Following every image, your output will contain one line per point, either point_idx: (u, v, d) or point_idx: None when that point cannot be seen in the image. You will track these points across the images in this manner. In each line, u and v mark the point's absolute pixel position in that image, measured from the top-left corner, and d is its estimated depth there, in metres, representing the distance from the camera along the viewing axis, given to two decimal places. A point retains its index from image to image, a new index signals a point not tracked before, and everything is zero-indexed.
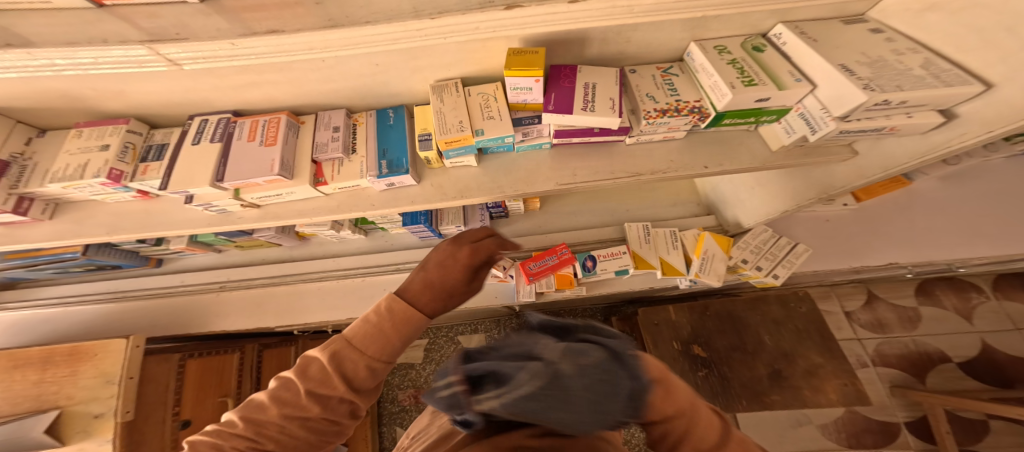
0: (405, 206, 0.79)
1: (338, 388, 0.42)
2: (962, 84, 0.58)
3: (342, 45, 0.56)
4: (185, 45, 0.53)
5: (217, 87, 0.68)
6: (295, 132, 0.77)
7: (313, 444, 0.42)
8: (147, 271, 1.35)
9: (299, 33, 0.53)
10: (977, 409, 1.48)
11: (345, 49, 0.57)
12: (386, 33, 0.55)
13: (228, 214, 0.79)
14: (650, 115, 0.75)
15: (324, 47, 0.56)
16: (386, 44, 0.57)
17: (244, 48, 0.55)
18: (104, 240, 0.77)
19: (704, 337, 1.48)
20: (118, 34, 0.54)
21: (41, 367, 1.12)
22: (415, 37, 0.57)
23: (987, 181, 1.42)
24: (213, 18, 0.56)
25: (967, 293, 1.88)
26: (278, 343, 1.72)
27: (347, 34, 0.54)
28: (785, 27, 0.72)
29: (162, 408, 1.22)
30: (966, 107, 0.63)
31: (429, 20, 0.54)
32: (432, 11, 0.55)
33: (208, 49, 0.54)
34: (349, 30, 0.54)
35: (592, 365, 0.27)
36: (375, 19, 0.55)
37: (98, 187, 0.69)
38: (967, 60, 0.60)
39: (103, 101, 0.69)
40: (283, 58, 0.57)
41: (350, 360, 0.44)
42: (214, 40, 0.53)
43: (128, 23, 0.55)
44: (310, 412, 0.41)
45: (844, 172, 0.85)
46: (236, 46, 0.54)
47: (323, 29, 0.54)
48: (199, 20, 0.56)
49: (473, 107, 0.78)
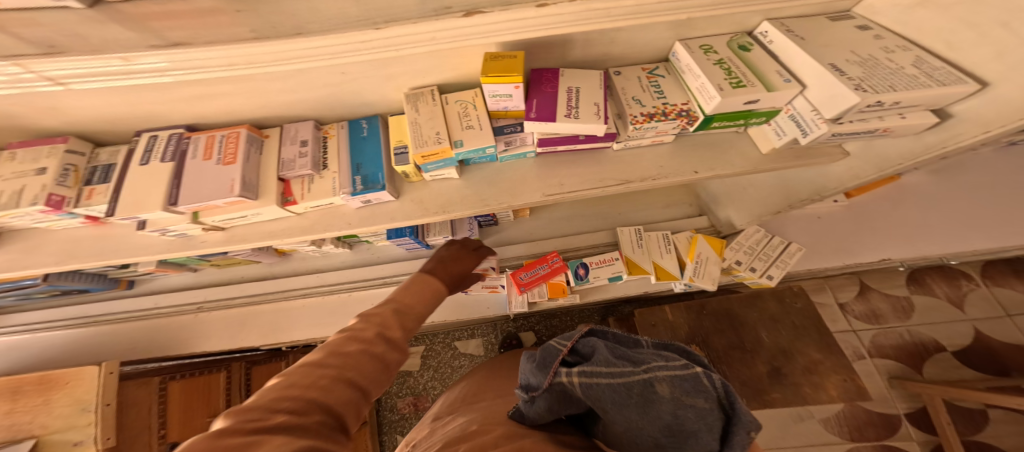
0: (384, 223, 0.75)
1: (400, 329, 0.49)
2: (956, 82, 0.55)
3: (271, 61, 0.50)
4: (65, 61, 0.47)
5: (160, 101, 0.63)
6: (257, 147, 0.71)
7: (378, 381, 0.43)
8: (118, 293, 1.28)
9: (215, 46, 0.47)
10: (976, 400, 1.47)
11: (276, 64, 0.51)
12: (327, 46, 0.50)
13: (190, 238, 0.74)
14: (637, 120, 0.71)
15: (248, 63, 0.50)
16: (327, 58, 0.51)
17: (142, 64, 0.48)
18: (55, 270, 0.72)
19: (703, 336, 1.41)
20: (3, 48, 0.47)
21: (11, 398, 1.03)
22: (362, 51, 0.52)
23: (977, 170, 1.40)
24: (109, 26, 0.49)
25: (957, 281, 1.88)
26: (266, 359, 1.60)
27: (271, 48, 0.49)
28: (771, 24, 0.68)
29: (147, 432, 1.12)
30: (961, 106, 0.59)
31: (373, 31, 0.49)
32: (378, 20, 0.50)
33: (96, 65, 0.48)
34: (275, 43, 0.48)
35: (684, 404, 0.38)
36: (310, 29, 0.49)
37: (38, 214, 0.64)
38: (959, 58, 0.57)
39: (35, 119, 0.64)
40: (198, 75, 0.50)
41: (403, 311, 0.53)
42: (98, 56, 0.47)
43: (9, 34, 0.48)
44: (379, 346, 0.45)
45: (837, 173, 0.83)
46: (131, 62, 0.48)
47: (244, 41, 0.48)
48: (97, 30, 0.49)
49: (451, 116, 0.74)
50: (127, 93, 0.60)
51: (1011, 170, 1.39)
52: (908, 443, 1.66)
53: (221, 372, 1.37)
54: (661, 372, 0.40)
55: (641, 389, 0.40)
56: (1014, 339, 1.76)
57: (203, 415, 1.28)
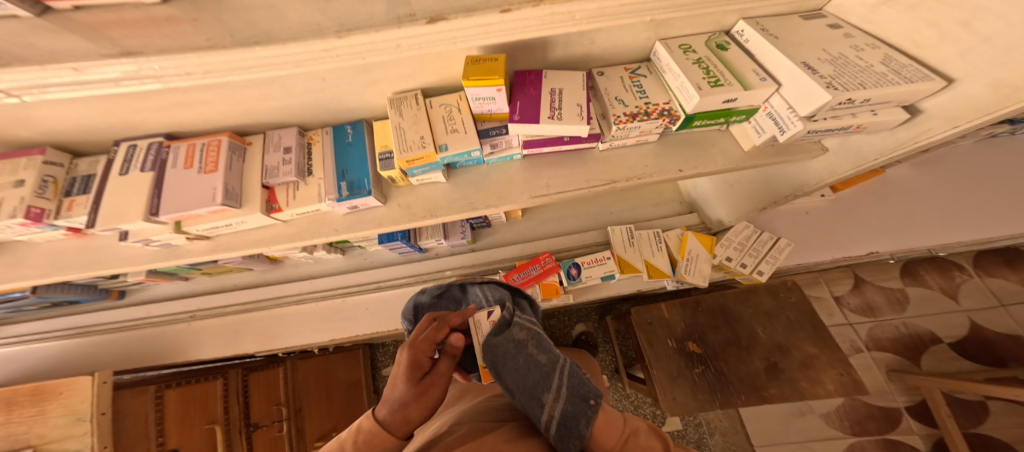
0: (371, 229, 0.74)
1: None
2: (923, 79, 0.57)
3: (227, 70, 0.50)
4: (12, 73, 0.46)
5: (137, 109, 0.63)
6: (239, 155, 0.71)
7: None
8: (109, 304, 1.28)
9: (170, 56, 0.47)
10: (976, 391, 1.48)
11: (232, 73, 0.51)
12: (287, 55, 0.50)
13: (174, 248, 0.74)
14: (620, 119, 0.71)
15: (206, 72, 0.50)
16: (290, 67, 0.51)
17: (95, 74, 0.48)
18: (39, 282, 0.72)
19: (699, 333, 1.40)
20: None
21: (5, 409, 1.03)
22: (325, 59, 0.52)
23: (964, 162, 1.41)
24: (66, 36, 0.47)
25: (950, 272, 1.89)
26: (263, 366, 1.57)
27: (228, 57, 0.49)
28: (746, 23, 0.69)
29: (145, 440, 1.08)
30: (930, 102, 0.61)
31: (336, 40, 0.49)
32: (339, 29, 0.50)
33: (45, 77, 0.47)
34: (234, 52, 0.48)
35: (543, 362, 0.47)
36: (277, 36, 0.49)
37: (19, 227, 0.64)
38: (926, 55, 0.58)
39: (11, 130, 0.63)
40: (154, 84, 0.50)
41: None
42: (48, 66, 0.46)
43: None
44: None
45: (816, 170, 0.83)
46: (82, 72, 0.47)
47: (199, 51, 0.48)
48: (51, 39, 0.47)
49: (435, 119, 0.74)
50: (101, 102, 0.59)
51: (995, 161, 1.40)
52: (910, 437, 1.66)
53: (217, 380, 1.32)
54: (544, 334, 0.51)
55: (522, 335, 0.50)
56: (1010, 329, 1.76)
57: (201, 422, 1.22)
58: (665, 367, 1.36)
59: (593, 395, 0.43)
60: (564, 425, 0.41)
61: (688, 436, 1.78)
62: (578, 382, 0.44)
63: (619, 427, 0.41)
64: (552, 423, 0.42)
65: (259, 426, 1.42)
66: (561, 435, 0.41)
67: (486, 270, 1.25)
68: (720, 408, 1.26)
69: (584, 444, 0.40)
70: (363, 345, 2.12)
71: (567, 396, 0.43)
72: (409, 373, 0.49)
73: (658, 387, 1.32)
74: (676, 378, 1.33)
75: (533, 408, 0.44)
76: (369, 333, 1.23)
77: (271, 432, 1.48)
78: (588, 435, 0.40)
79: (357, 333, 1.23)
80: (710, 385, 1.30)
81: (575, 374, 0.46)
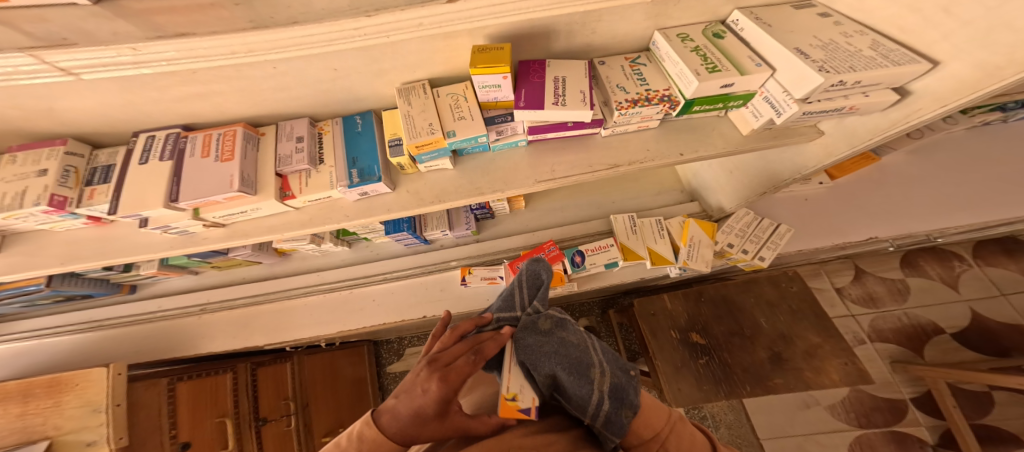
0: (381, 214, 0.76)
1: None
2: (910, 62, 0.59)
3: (269, 48, 0.52)
4: (77, 51, 0.48)
5: (156, 100, 0.65)
6: (253, 144, 0.73)
7: None
8: (120, 299, 1.30)
9: (214, 36, 0.49)
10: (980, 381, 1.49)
11: (274, 51, 0.53)
12: (320, 34, 0.52)
13: (190, 235, 0.76)
14: (622, 105, 0.73)
15: (248, 51, 0.52)
16: (322, 46, 0.53)
17: (151, 53, 0.50)
18: (60, 271, 0.74)
19: (701, 323, 1.42)
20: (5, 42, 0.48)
21: (22, 401, 1.04)
22: (353, 37, 0.53)
23: (961, 151, 1.43)
24: (114, 21, 0.50)
25: (949, 262, 1.92)
26: (271, 361, 1.58)
27: (268, 36, 0.51)
28: (740, 13, 0.72)
29: (158, 433, 1.10)
30: (919, 84, 0.63)
31: (365, 18, 0.51)
32: (367, 8, 0.52)
33: (108, 56, 0.49)
34: (272, 32, 0.50)
35: (577, 342, 0.47)
36: (304, 19, 0.52)
37: (41, 215, 0.66)
38: (910, 39, 0.61)
39: (35, 121, 0.65)
40: (200, 63, 0.52)
41: None
42: (109, 45, 0.48)
43: (14, 29, 0.49)
44: None
45: (813, 153, 0.85)
46: (139, 52, 0.50)
47: (242, 31, 0.50)
48: (100, 24, 0.50)
49: (442, 108, 0.76)
50: (127, 91, 0.62)
51: (991, 149, 1.42)
52: (916, 428, 1.68)
53: (228, 374, 1.34)
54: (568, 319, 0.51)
55: (548, 323, 0.50)
56: (1011, 319, 1.79)
57: (211, 417, 1.23)
58: (669, 357, 1.37)
59: (630, 366, 0.47)
60: (615, 397, 0.43)
61: None
62: (613, 357, 0.47)
63: (666, 417, 0.46)
64: (603, 398, 0.43)
65: (267, 422, 1.43)
66: (613, 408, 0.43)
67: (490, 260, 1.27)
68: (724, 398, 1.26)
69: (633, 412, 0.44)
70: (367, 341, 2.08)
71: (612, 370, 0.45)
72: (436, 408, 0.40)
73: (662, 377, 1.33)
74: (681, 369, 1.35)
75: (582, 387, 0.44)
76: (377, 325, 1.25)
77: (279, 427, 1.49)
78: (638, 402, 0.44)
79: (365, 325, 1.25)
80: (715, 375, 1.31)
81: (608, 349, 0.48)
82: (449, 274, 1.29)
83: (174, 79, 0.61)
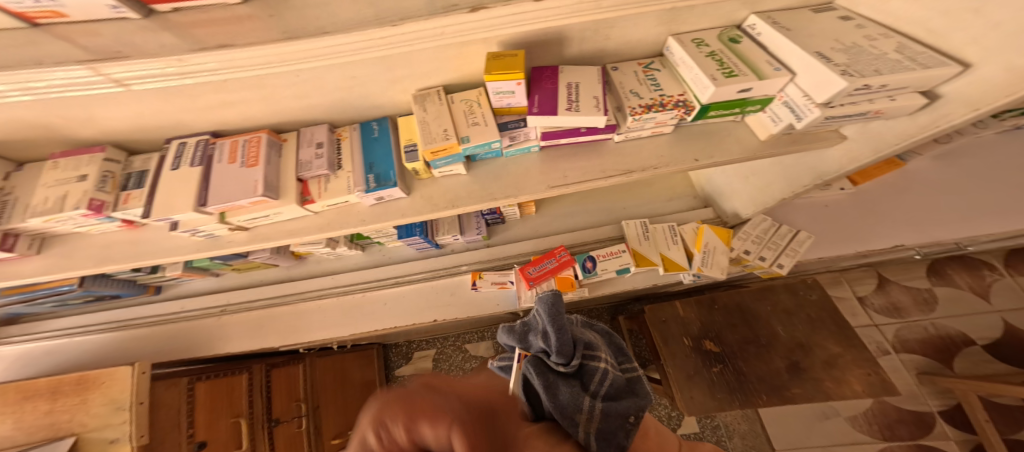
0: (396, 218, 0.78)
1: None
2: (938, 65, 0.58)
3: (301, 57, 0.55)
4: (129, 64, 0.53)
5: (189, 108, 0.69)
6: (276, 150, 0.76)
7: None
8: (146, 299, 1.35)
9: (253, 47, 0.52)
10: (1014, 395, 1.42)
11: (305, 60, 0.56)
12: (346, 44, 0.54)
13: (216, 239, 0.79)
14: (637, 111, 0.73)
15: (281, 61, 0.55)
16: (348, 55, 0.56)
17: (194, 65, 0.54)
18: (94, 271, 0.77)
19: (716, 331, 1.38)
20: (59, 56, 0.52)
21: (51, 397, 1.08)
22: (377, 46, 0.56)
23: (992, 156, 1.38)
24: (158, 34, 0.54)
25: (979, 271, 1.84)
26: (285, 363, 1.60)
27: (301, 47, 0.53)
28: (758, 17, 0.72)
29: (176, 431, 1.13)
30: (948, 87, 0.61)
31: (393, 27, 0.53)
32: (393, 19, 0.54)
33: (156, 68, 0.54)
34: (304, 43, 0.53)
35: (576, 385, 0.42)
36: (332, 29, 0.54)
37: (80, 218, 0.69)
38: (936, 40, 0.60)
39: (76, 128, 0.69)
40: (239, 73, 0.56)
41: None
42: (156, 58, 0.53)
43: (71, 44, 0.53)
44: None
45: (834, 157, 0.83)
46: (184, 63, 0.54)
47: (276, 42, 0.52)
48: (146, 38, 0.53)
49: (458, 114, 0.77)
50: (162, 100, 0.65)
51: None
52: (946, 442, 1.59)
53: (242, 375, 1.37)
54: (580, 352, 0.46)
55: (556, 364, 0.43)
56: None
57: (227, 416, 1.26)
58: (682, 364, 1.33)
59: (632, 411, 0.41)
60: (603, 440, 0.36)
61: (706, 439, 1.74)
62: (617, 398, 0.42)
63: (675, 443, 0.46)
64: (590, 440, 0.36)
65: (280, 422, 1.46)
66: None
67: (500, 264, 1.28)
68: (741, 407, 1.23)
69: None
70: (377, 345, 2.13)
71: (602, 412, 0.38)
72: None
73: (675, 385, 1.30)
74: (693, 376, 1.31)
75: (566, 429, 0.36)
76: (388, 327, 1.26)
77: (290, 428, 1.51)
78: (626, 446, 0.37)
79: (376, 327, 1.26)
80: (730, 383, 1.27)
81: (610, 395, 0.42)
82: (460, 278, 1.29)
83: (204, 88, 0.63)
